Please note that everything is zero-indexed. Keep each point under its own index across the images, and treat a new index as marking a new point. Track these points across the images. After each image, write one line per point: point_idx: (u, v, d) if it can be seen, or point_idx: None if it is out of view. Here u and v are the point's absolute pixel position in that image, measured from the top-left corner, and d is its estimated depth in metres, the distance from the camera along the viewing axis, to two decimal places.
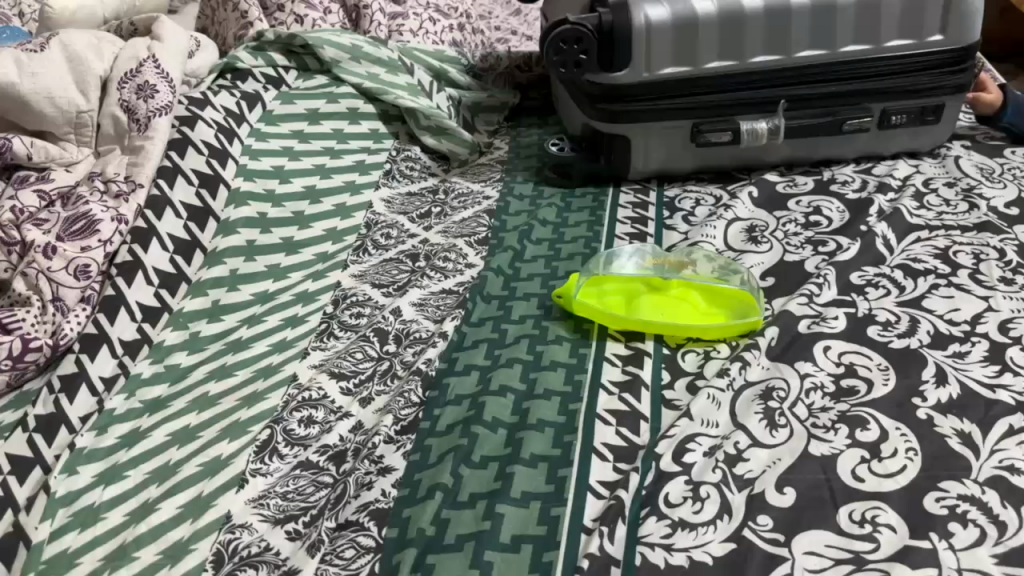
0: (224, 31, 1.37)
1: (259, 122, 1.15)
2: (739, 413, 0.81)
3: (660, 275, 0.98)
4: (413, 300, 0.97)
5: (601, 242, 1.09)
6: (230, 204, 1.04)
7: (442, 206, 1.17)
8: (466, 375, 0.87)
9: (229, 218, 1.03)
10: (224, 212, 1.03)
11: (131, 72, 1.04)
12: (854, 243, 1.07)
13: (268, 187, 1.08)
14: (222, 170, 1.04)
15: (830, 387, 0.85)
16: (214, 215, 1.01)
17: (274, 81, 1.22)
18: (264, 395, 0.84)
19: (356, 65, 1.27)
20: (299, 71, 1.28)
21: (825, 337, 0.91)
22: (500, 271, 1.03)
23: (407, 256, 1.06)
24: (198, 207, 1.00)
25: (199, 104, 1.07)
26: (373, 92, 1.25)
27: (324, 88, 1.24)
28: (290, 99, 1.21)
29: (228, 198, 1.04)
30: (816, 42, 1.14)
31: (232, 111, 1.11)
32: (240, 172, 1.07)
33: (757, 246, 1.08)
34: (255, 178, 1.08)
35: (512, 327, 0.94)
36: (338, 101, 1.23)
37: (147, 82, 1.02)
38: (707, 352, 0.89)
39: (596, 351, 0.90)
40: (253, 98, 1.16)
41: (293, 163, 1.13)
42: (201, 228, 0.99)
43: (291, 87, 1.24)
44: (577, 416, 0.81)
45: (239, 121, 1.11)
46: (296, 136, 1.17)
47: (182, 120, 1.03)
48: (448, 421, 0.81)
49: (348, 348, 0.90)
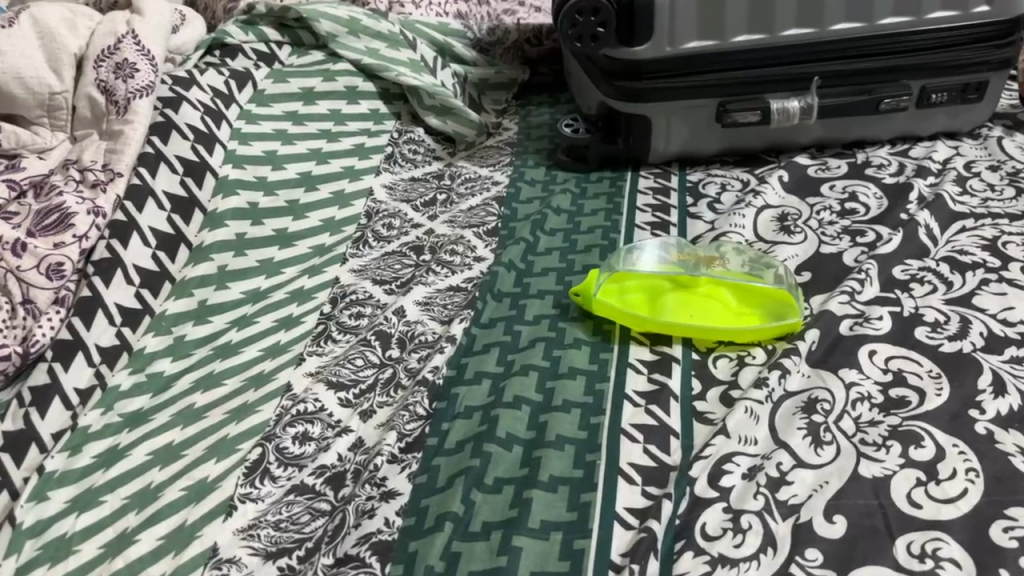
0: (212, 3, 1.27)
1: (249, 103, 1.07)
2: (780, 429, 0.73)
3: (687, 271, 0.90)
4: (419, 299, 0.89)
5: (620, 233, 1.01)
6: (218, 193, 0.96)
7: (448, 193, 1.08)
8: (477, 385, 0.79)
9: (217, 209, 0.95)
10: (211, 203, 0.95)
11: (109, 49, 0.95)
12: (895, 234, 0.99)
13: (259, 174, 1.00)
14: (209, 157, 0.96)
15: (878, 399, 0.77)
16: (201, 206, 0.94)
17: (265, 57, 1.14)
18: (256, 407, 0.76)
19: (354, 40, 1.18)
20: (293, 47, 1.19)
21: (869, 341, 0.83)
22: (512, 266, 0.95)
23: (411, 249, 0.98)
24: (182, 197, 0.92)
25: (184, 84, 0.98)
26: (372, 68, 1.16)
27: (320, 65, 1.16)
28: (282, 77, 1.12)
29: (216, 186, 0.96)
30: (853, 14, 1.05)
31: (220, 92, 1.02)
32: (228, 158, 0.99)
33: (790, 238, 1.00)
34: (244, 165, 1.00)
35: (527, 328, 0.86)
36: (335, 79, 1.14)
37: (125, 60, 0.94)
38: (741, 357, 0.82)
39: (620, 356, 0.82)
40: (242, 76, 1.07)
41: (286, 147, 1.04)
42: (186, 220, 0.92)
43: (285, 64, 1.15)
44: (600, 433, 0.74)
45: (228, 102, 1.03)
46: (289, 117, 1.08)
47: (166, 102, 0.95)
48: (459, 437, 0.73)
49: (347, 353, 0.82)
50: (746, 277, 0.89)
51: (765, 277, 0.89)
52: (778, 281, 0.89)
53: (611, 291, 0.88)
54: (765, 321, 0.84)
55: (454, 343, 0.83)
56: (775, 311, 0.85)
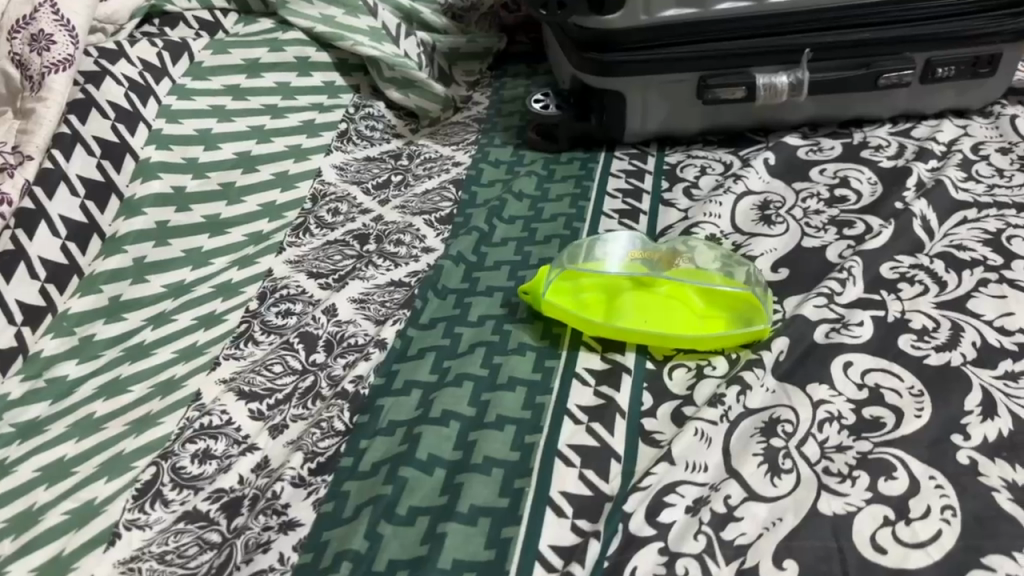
0: None
1: (185, 76, 0.99)
2: (734, 454, 0.66)
3: (650, 266, 0.81)
4: (354, 296, 0.81)
5: (585, 222, 0.92)
6: (137, 177, 0.88)
7: (404, 174, 1.00)
8: (404, 396, 0.71)
9: (135, 195, 0.87)
10: (130, 187, 0.88)
11: (25, 18, 0.87)
12: (887, 225, 0.90)
13: (189, 155, 0.92)
14: (131, 137, 0.89)
15: (849, 420, 0.69)
16: (118, 192, 0.87)
17: (208, 26, 1.08)
18: (158, 418, 0.70)
19: (306, 6, 1.11)
20: (241, 15, 1.13)
21: (846, 351, 0.75)
22: (461, 258, 0.87)
23: (354, 238, 0.90)
24: (98, 182, 0.85)
25: (109, 57, 0.92)
26: (326, 37, 1.09)
27: (266, 35, 1.09)
28: (222, 48, 1.04)
29: (136, 170, 0.89)
30: None
31: (151, 65, 0.95)
32: (153, 138, 0.91)
33: (769, 229, 0.91)
34: (172, 145, 0.92)
35: (468, 331, 0.78)
36: (283, 50, 1.07)
37: (42, 30, 0.86)
38: (700, 368, 0.74)
39: (567, 364, 0.74)
40: (177, 48, 1.00)
41: (221, 125, 0.97)
42: (101, 208, 0.85)
43: (231, 33, 1.07)
44: (533, 455, 0.66)
45: (159, 76, 0.95)
46: (230, 92, 1.01)
47: (87, 77, 0.89)
48: (376, 457, 0.66)
49: (266, 359, 0.75)
50: (715, 273, 0.80)
51: (737, 273, 0.80)
52: (751, 278, 0.80)
53: (563, 290, 0.80)
54: (731, 327, 0.75)
55: (385, 348, 0.76)
56: (743, 314, 0.77)
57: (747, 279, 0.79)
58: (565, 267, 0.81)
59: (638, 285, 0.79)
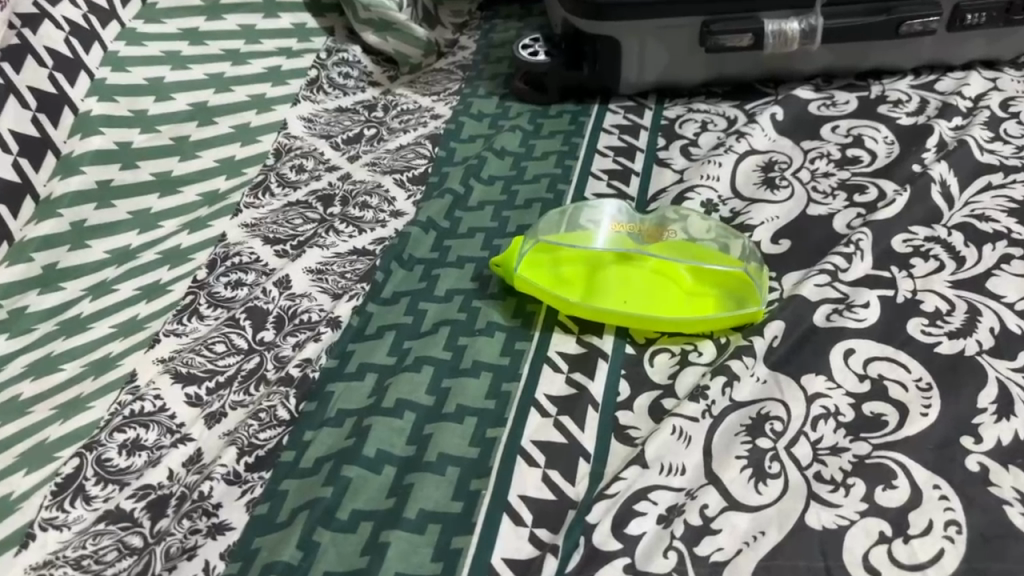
0: None
1: (135, 20, 0.92)
2: (715, 456, 0.59)
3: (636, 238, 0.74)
4: (310, 266, 0.75)
5: (570, 184, 0.85)
6: (76, 133, 0.81)
7: (377, 128, 0.93)
8: (357, 381, 0.65)
9: (73, 153, 0.80)
10: (67, 144, 0.80)
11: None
12: (904, 191, 0.81)
13: (137, 108, 0.85)
14: (68, 88, 0.81)
15: (847, 417, 0.62)
16: (54, 149, 0.79)
17: None
18: (88, 401, 0.64)
19: None
20: None
21: (848, 337, 0.68)
22: (431, 223, 0.79)
23: (318, 200, 0.83)
24: (32, 137, 0.78)
25: None
26: None
27: None
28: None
29: (75, 124, 0.81)
30: None
31: (97, 7, 0.87)
32: (94, 88, 0.84)
33: (772, 195, 0.83)
34: (115, 97, 0.84)
35: (433, 306, 0.72)
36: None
37: None
38: (685, 355, 0.67)
39: (538, 347, 0.68)
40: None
41: (174, 73, 0.89)
42: (36, 166, 0.77)
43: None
44: (494, 451, 0.60)
45: (105, 19, 0.87)
46: (185, 36, 0.94)
47: (24, 19, 0.80)
48: (319, 452, 0.60)
49: (208, 337, 0.69)
50: (707, 246, 0.72)
51: (732, 246, 0.72)
52: (746, 252, 0.72)
53: (539, 264, 0.73)
54: (720, 310, 0.68)
55: (339, 327, 0.70)
56: (735, 294, 0.69)
57: (742, 254, 0.72)
58: (542, 237, 0.74)
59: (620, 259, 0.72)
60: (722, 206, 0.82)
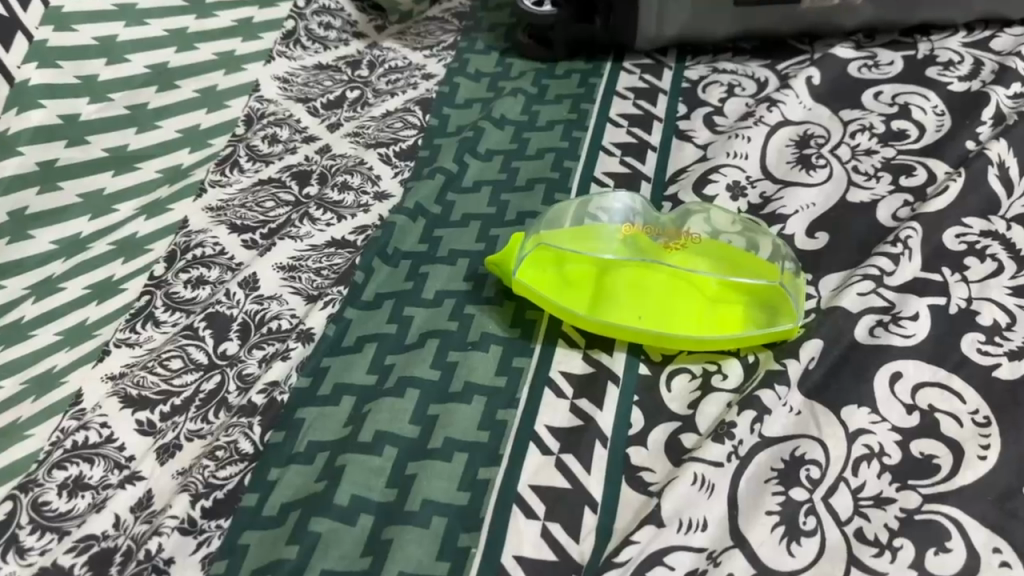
0: None
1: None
2: (742, 509, 0.51)
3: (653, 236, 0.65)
4: (281, 262, 0.66)
5: (578, 162, 0.76)
6: (11, 106, 0.69)
7: (361, 90, 0.83)
8: (332, 405, 0.57)
9: (9, 129, 0.68)
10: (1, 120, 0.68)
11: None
12: (958, 174, 0.72)
13: (86, 71, 0.74)
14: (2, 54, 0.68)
15: (893, 460, 0.54)
16: None
17: None
18: (25, 429, 0.56)
19: None
20: None
21: (894, 357, 0.59)
22: (420, 209, 0.70)
23: (294, 178, 0.74)
24: None
25: None
26: None
27: None
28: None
29: (11, 95, 0.69)
30: None
31: None
32: (32, 52, 0.71)
33: (807, 176, 0.73)
34: (60, 61, 0.72)
35: (421, 312, 0.63)
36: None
37: None
38: (707, 377, 0.59)
39: (540, 366, 0.60)
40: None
41: (130, 30, 0.78)
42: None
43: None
44: (487, 498, 0.52)
45: None
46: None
47: None
48: (286, 496, 0.53)
49: (163, 348, 0.61)
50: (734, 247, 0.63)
51: (763, 245, 0.63)
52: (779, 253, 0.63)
53: (541, 264, 0.64)
54: (747, 325, 0.59)
55: (312, 342, 0.61)
56: (765, 306, 0.60)
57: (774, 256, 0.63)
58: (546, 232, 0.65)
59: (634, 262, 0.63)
60: (750, 190, 0.73)
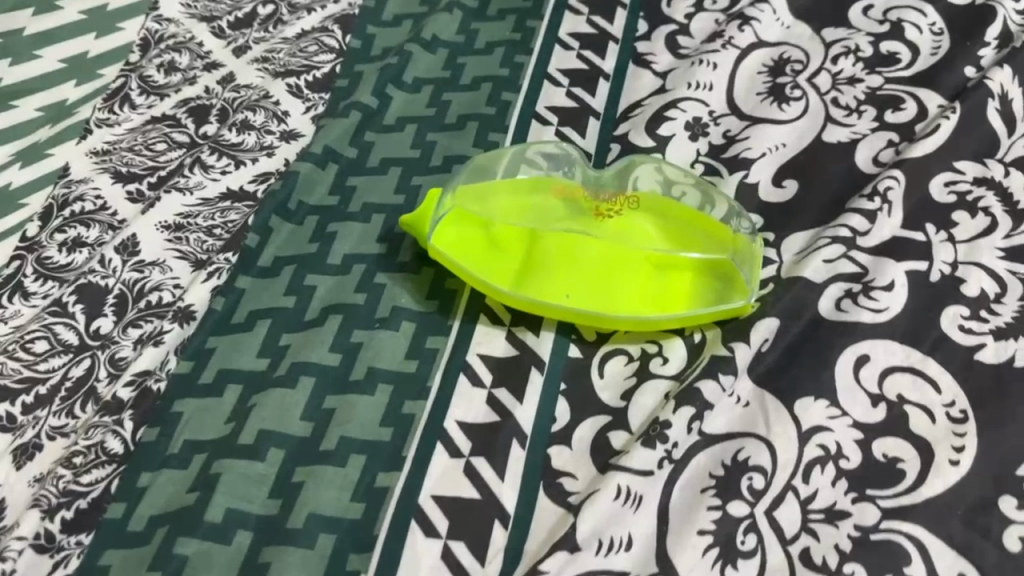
0: None
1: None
2: (672, 525, 0.45)
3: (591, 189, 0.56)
4: (165, 220, 0.58)
5: (519, 94, 0.66)
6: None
7: (275, 5, 0.74)
8: (214, 396, 0.50)
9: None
10: None
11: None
12: (954, 110, 0.62)
13: None
14: None
15: (851, 463, 0.47)
16: None
17: None
18: None
19: None
20: None
21: (862, 337, 0.51)
22: (329, 154, 0.62)
23: (189, 114, 0.65)
24: None
25: None
26: None
27: None
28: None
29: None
30: None
31: None
32: None
33: (779, 112, 0.64)
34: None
35: (324, 280, 0.55)
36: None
37: None
38: (645, 361, 0.51)
39: (456, 347, 0.52)
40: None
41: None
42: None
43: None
44: (383, 511, 0.46)
45: None
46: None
47: None
48: (155, 508, 0.47)
49: (29, 325, 0.54)
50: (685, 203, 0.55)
51: (716, 202, 0.55)
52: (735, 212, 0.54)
53: (463, 225, 0.55)
54: (693, 302, 0.51)
55: (192, 322, 0.53)
56: (716, 276, 0.52)
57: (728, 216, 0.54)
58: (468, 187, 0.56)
59: (568, 223, 0.54)
60: (713, 128, 0.64)
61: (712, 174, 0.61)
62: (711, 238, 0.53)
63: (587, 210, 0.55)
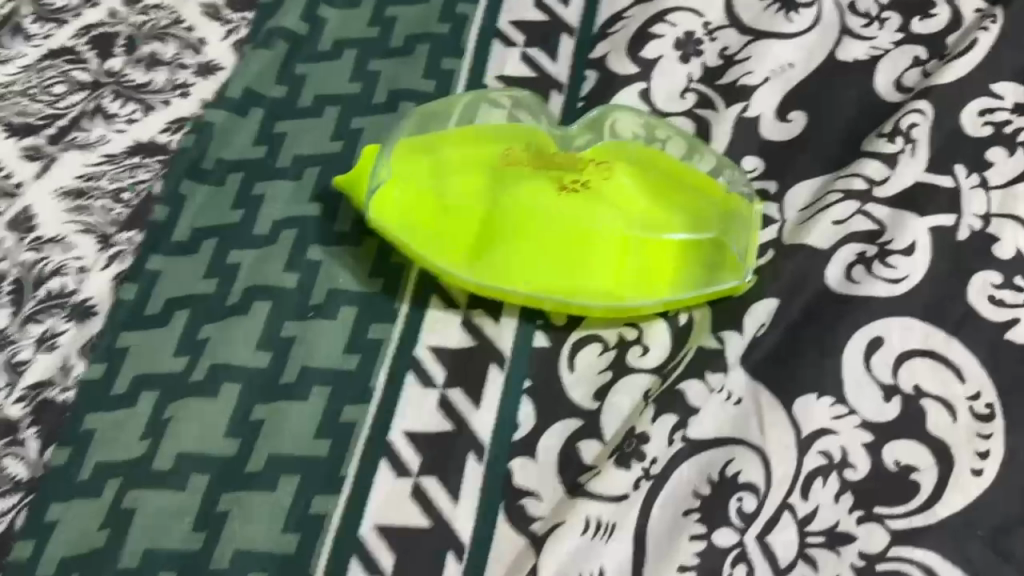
0: None
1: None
2: (649, 555, 0.39)
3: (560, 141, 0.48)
4: (63, 185, 0.50)
5: (477, 6, 0.56)
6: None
7: None
8: (127, 409, 0.44)
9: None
10: None
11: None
12: (995, 18, 0.51)
13: None
14: None
15: (859, 472, 0.41)
16: None
17: None
18: None
19: None
20: None
21: (874, 316, 0.44)
22: (251, 97, 0.53)
23: (92, 46, 0.55)
24: None
25: None
26: None
27: None
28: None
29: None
30: None
31: None
32: None
33: (785, 24, 0.54)
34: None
35: (249, 256, 0.48)
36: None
37: None
38: (621, 349, 0.44)
39: (403, 338, 0.45)
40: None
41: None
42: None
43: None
44: (320, 544, 0.40)
45: None
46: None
47: None
48: (66, 548, 0.41)
49: None
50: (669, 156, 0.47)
51: (703, 156, 0.47)
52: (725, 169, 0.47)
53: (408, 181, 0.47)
54: (678, 280, 0.44)
55: (92, 320, 0.46)
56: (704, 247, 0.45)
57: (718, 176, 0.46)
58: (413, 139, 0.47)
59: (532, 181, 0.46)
60: (708, 45, 0.54)
61: (705, 105, 0.52)
62: (700, 200, 0.46)
63: (555, 165, 0.47)
